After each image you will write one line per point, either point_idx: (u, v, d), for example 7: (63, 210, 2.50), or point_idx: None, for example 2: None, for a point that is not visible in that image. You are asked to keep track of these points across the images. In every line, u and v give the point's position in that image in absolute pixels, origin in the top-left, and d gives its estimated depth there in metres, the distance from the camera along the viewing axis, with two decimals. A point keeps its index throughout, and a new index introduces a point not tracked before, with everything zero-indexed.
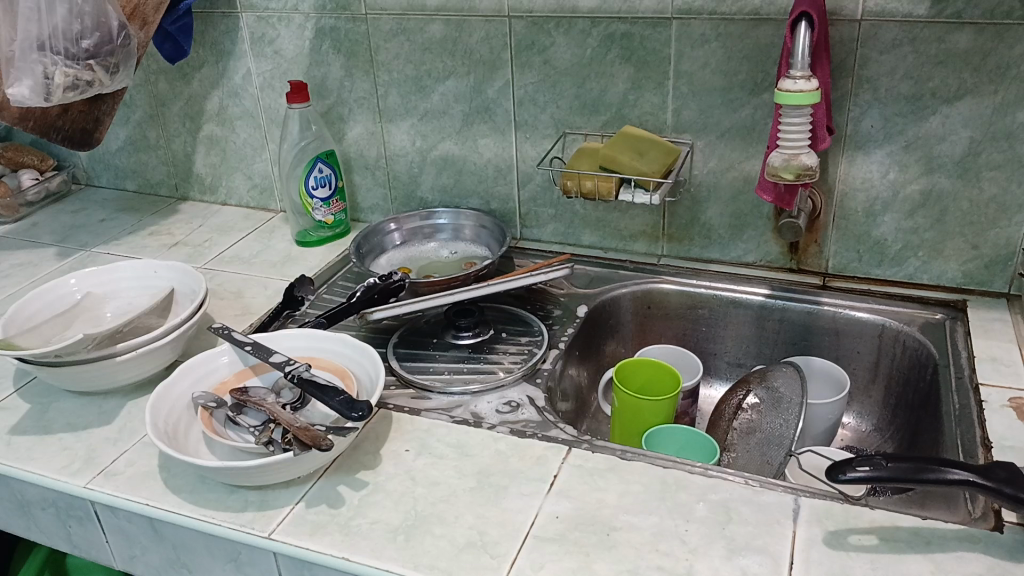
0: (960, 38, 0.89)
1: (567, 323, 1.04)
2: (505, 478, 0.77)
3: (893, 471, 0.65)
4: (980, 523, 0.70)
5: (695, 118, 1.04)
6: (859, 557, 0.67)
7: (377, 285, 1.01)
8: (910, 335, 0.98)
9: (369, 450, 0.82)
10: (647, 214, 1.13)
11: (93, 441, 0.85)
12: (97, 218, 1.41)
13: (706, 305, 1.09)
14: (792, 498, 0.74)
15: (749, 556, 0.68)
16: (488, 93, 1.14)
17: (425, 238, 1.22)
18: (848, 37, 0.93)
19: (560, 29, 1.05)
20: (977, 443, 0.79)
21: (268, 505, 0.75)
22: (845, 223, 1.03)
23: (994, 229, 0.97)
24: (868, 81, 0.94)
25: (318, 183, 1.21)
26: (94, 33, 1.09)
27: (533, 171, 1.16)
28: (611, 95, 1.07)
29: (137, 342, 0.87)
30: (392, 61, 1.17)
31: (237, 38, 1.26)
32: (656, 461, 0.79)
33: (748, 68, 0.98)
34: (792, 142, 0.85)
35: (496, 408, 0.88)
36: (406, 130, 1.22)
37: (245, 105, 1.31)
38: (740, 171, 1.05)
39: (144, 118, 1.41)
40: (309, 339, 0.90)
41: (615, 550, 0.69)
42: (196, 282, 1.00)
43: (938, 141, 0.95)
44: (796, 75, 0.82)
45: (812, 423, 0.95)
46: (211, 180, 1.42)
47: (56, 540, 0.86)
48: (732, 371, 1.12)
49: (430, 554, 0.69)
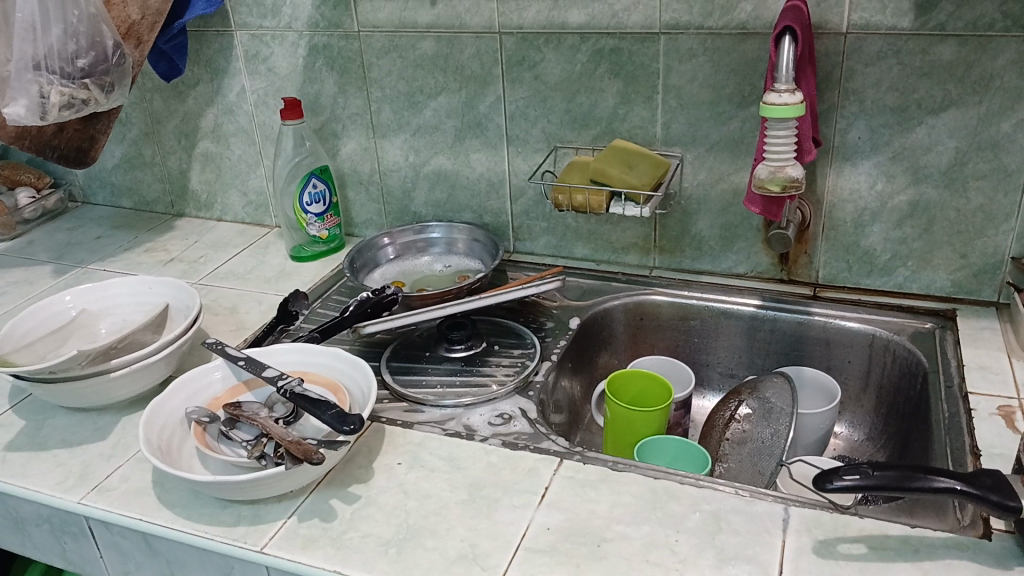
0: (944, 51, 0.90)
1: (559, 335, 1.05)
2: (497, 490, 0.78)
3: (880, 480, 0.65)
4: (969, 531, 0.70)
5: (685, 131, 1.05)
6: (848, 565, 0.68)
7: (370, 298, 1.01)
8: (900, 345, 0.99)
9: (362, 463, 0.82)
10: (638, 227, 1.14)
11: (87, 456, 0.86)
12: (93, 235, 1.41)
13: (697, 316, 1.10)
14: (782, 507, 0.74)
15: (738, 565, 0.68)
16: (479, 108, 1.15)
17: (419, 252, 1.23)
18: (833, 50, 0.94)
19: (550, 45, 1.06)
20: (966, 451, 0.79)
21: (261, 520, 0.75)
22: (834, 233, 1.04)
23: (981, 239, 0.98)
24: (854, 93, 0.95)
25: (312, 200, 1.22)
26: (90, 52, 1.10)
27: (524, 185, 1.17)
28: (601, 110, 1.08)
29: (132, 359, 0.88)
30: (384, 78, 1.18)
31: (231, 56, 1.27)
32: (647, 472, 0.79)
33: (735, 82, 1.00)
34: (778, 154, 0.86)
35: (489, 421, 0.89)
36: (399, 145, 1.23)
37: (240, 122, 1.32)
38: (729, 183, 1.06)
39: (140, 136, 1.42)
40: (301, 354, 0.90)
41: (604, 561, 0.69)
42: (190, 297, 1.01)
43: (925, 152, 0.96)
44: (780, 89, 0.82)
45: (804, 433, 0.96)
46: (206, 196, 1.43)
47: (51, 557, 0.86)
48: (725, 382, 1.12)
49: (422, 566, 0.70)
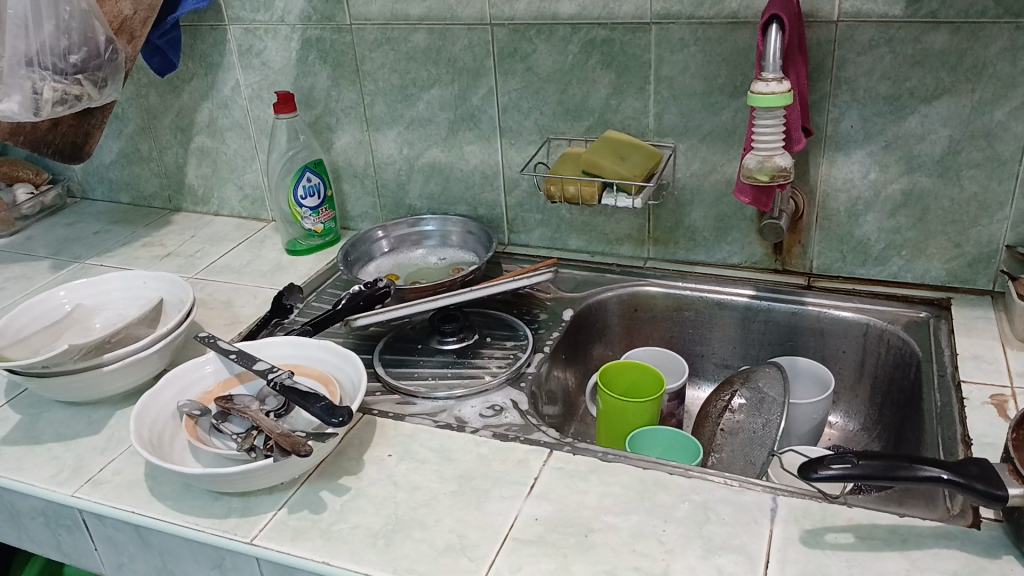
0: (936, 38, 0.90)
1: (552, 327, 1.05)
2: (487, 481, 0.78)
3: (865, 469, 0.65)
4: (958, 520, 0.70)
5: (677, 122, 1.05)
6: (836, 555, 0.68)
7: (363, 291, 1.02)
8: (894, 334, 0.98)
9: (353, 456, 0.83)
10: (632, 218, 1.14)
11: (81, 450, 0.86)
12: (91, 230, 1.42)
13: (692, 307, 1.10)
14: (771, 497, 0.74)
15: (726, 555, 0.68)
16: (472, 101, 1.15)
17: (413, 245, 1.23)
18: (825, 39, 0.93)
19: (541, 36, 1.06)
20: (957, 440, 0.79)
21: (251, 512, 0.76)
22: (828, 223, 1.04)
23: (975, 227, 0.98)
24: (846, 82, 0.95)
25: (307, 193, 1.22)
26: (82, 48, 1.11)
27: (518, 177, 1.17)
28: (593, 101, 1.08)
29: (125, 352, 0.88)
30: (377, 71, 1.18)
31: (225, 51, 1.27)
32: (637, 462, 0.79)
33: (727, 72, 0.99)
34: (766, 144, 0.85)
35: (480, 413, 0.89)
36: (393, 138, 1.23)
37: (235, 116, 1.33)
38: (722, 174, 1.06)
39: (136, 131, 1.42)
40: (292, 347, 0.91)
41: (592, 551, 0.70)
42: (184, 291, 1.01)
43: (918, 141, 0.95)
44: (768, 78, 0.82)
45: (796, 423, 0.96)
46: (203, 191, 1.44)
47: (47, 550, 0.87)
48: (719, 372, 1.12)
49: (410, 557, 0.70)
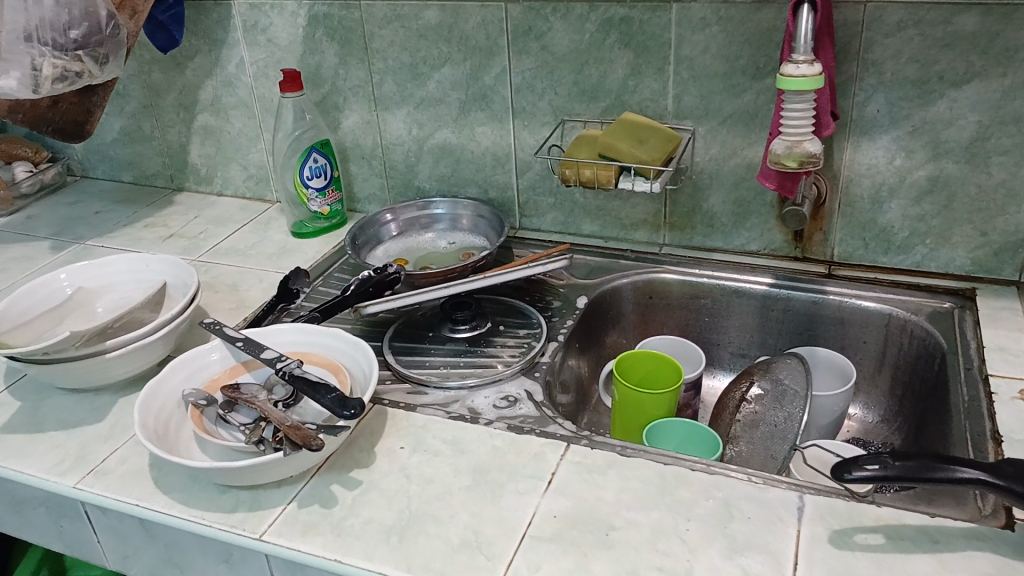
0: (967, 20, 0.86)
1: (566, 315, 1.02)
2: (501, 475, 0.76)
3: (900, 470, 0.63)
4: (990, 521, 0.68)
5: (697, 104, 1.01)
6: (865, 556, 0.65)
7: (372, 277, 0.99)
8: (917, 325, 0.96)
9: (364, 447, 0.80)
10: (648, 203, 1.11)
11: (84, 438, 0.84)
12: (93, 210, 1.39)
13: (709, 295, 1.07)
14: (796, 495, 0.72)
15: (750, 555, 0.66)
16: (484, 81, 1.11)
17: (422, 229, 1.20)
18: (853, 19, 0.90)
19: (557, 14, 1.02)
20: (987, 437, 0.77)
21: (260, 505, 0.74)
22: (850, 210, 1.01)
23: (1002, 216, 0.95)
24: (873, 64, 0.92)
25: (313, 174, 1.19)
26: (83, 23, 1.07)
27: (531, 160, 1.14)
28: (610, 82, 1.04)
29: (128, 339, 0.86)
30: (386, 48, 1.15)
31: (230, 26, 1.24)
32: (656, 458, 0.77)
33: (750, 52, 0.96)
34: (794, 128, 0.82)
35: (493, 403, 0.87)
36: (402, 118, 1.20)
37: (240, 94, 1.29)
38: (742, 158, 1.02)
39: (138, 108, 1.39)
40: (301, 334, 0.88)
41: (612, 550, 0.67)
42: (187, 274, 0.98)
43: (946, 126, 0.92)
44: (798, 60, 0.79)
45: (817, 415, 0.93)
46: (207, 170, 1.40)
47: (50, 540, 0.85)
48: (735, 362, 1.10)
49: (424, 554, 0.68)
